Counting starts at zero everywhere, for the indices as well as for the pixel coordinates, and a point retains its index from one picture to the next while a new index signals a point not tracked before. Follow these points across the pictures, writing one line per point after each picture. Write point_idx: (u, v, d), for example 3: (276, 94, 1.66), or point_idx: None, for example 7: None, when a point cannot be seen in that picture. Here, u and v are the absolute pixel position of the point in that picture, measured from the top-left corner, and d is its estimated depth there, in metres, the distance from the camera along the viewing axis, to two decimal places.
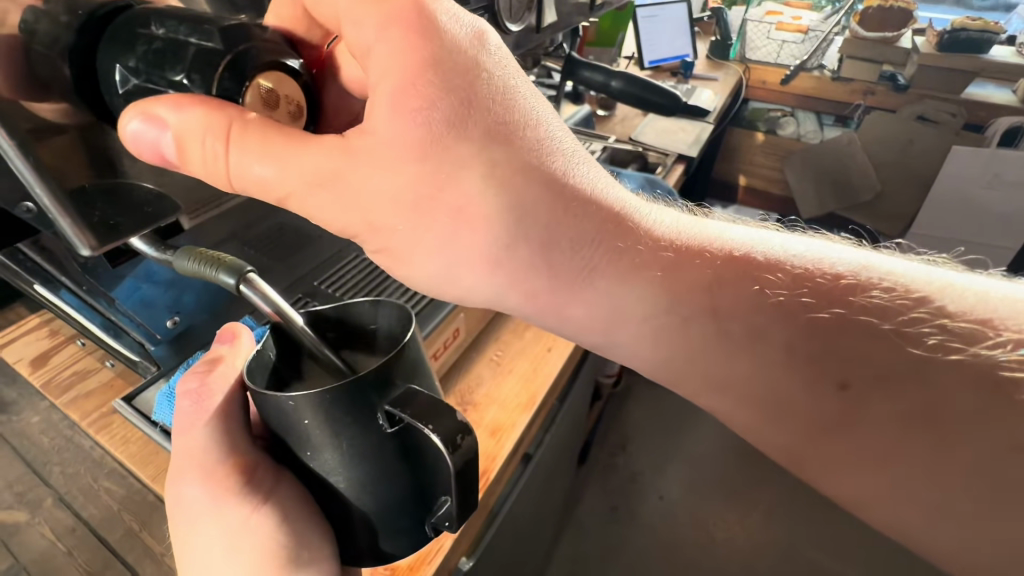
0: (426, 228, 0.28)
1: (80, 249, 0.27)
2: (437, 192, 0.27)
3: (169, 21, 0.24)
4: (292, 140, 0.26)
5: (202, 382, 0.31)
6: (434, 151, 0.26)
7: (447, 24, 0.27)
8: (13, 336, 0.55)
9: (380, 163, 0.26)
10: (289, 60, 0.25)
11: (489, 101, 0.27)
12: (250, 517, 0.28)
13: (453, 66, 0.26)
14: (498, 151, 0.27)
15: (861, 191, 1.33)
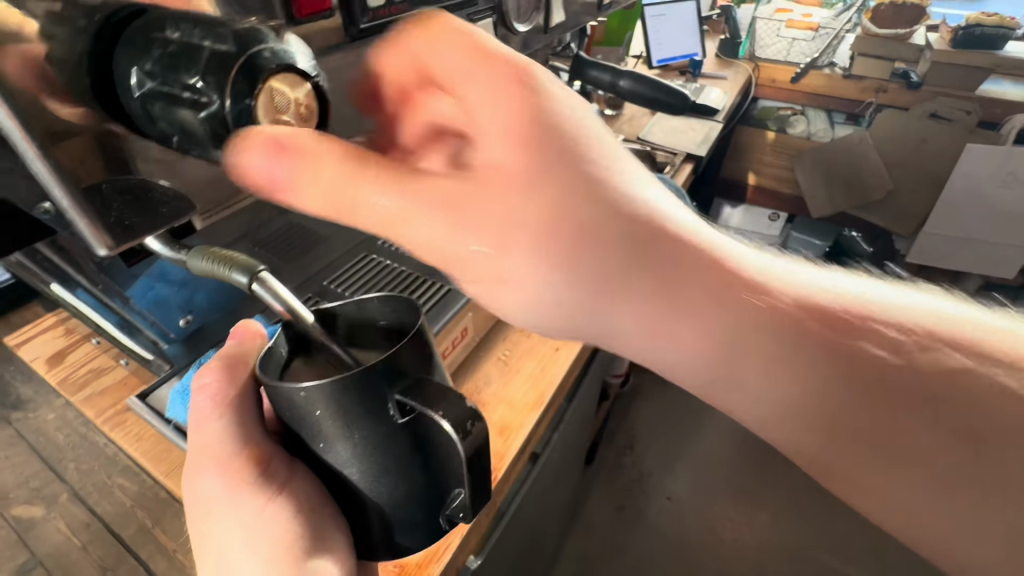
0: (500, 261, 0.24)
1: (97, 251, 0.25)
2: (521, 222, 0.24)
3: (186, 23, 0.21)
4: (357, 158, 0.22)
5: (216, 376, 0.32)
6: (528, 182, 0.23)
7: (549, 76, 0.25)
8: (31, 334, 0.56)
9: (464, 187, 0.23)
10: (300, 60, 0.21)
11: (593, 149, 0.25)
12: (266, 508, 0.29)
13: (552, 101, 0.25)
14: (596, 185, 0.24)
15: (873, 190, 1.31)
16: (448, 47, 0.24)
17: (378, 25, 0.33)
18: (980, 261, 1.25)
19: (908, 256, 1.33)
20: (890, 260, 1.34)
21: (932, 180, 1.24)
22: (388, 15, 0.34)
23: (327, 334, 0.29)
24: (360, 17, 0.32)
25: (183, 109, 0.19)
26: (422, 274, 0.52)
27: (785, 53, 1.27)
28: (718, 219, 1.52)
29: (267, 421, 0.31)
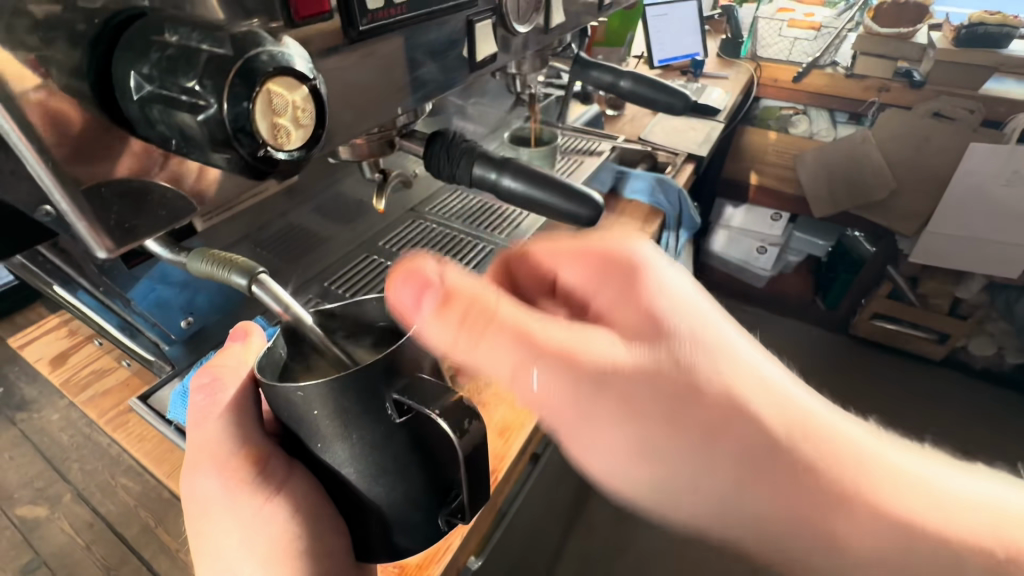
0: (609, 432, 0.27)
1: (95, 254, 0.22)
2: (643, 411, 0.26)
3: (184, 27, 0.19)
4: (521, 327, 0.26)
5: (215, 376, 0.32)
6: (660, 380, 0.27)
7: (645, 267, 0.32)
8: (34, 336, 0.56)
9: (599, 373, 0.26)
10: (299, 63, 0.19)
11: (683, 332, 0.28)
12: (264, 508, 0.29)
13: (702, 324, 0.29)
14: (726, 394, 0.27)
15: (875, 190, 1.26)
16: (575, 246, 0.34)
17: (378, 28, 0.29)
18: (985, 262, 1.21)
19: (911, 255, 1.28)
20: (892, 261, 1.34)
21: (935, 181, 1.20)
22: (388, 17, 0.30)
23: (325, 335, 0.29)
24: (359, 19, 0.28)
25: (180, 113, 0.18)
26: None
27: (787, 52, 1.29)
28: (720, 220, 1.52)
29: (266, 421, 0.31)
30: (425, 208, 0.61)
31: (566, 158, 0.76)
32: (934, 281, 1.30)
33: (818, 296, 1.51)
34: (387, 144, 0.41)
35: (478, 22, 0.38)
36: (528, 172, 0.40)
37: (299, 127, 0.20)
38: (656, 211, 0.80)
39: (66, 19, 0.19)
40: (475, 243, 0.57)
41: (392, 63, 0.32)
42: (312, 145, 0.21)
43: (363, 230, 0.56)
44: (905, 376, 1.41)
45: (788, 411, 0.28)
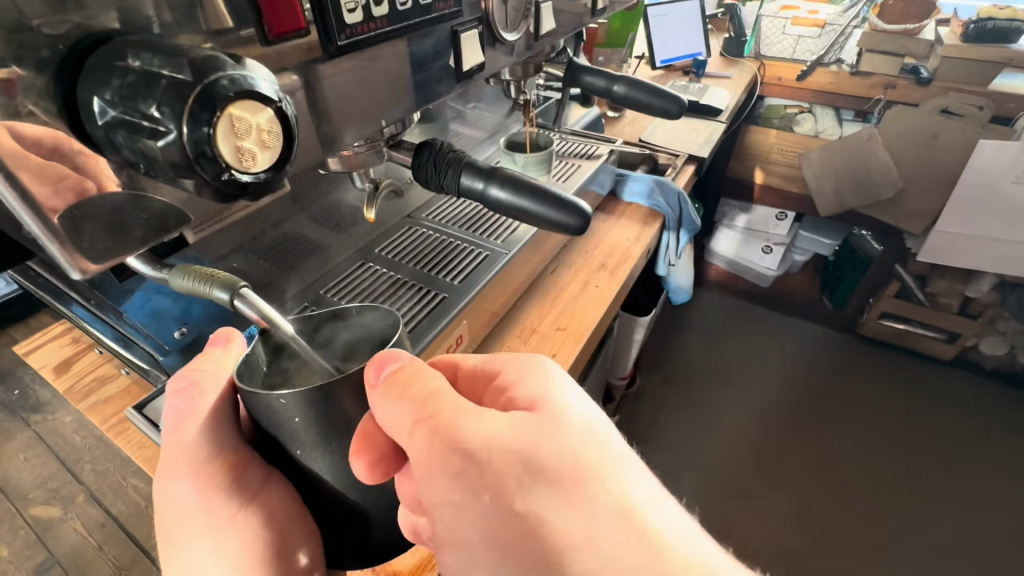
0: (479, 513, 0.26)
1: (72, 275, 0.23)
2: (519, 492, 0.26)
3: (147, 52, 0.19)
4: (434, 392, 0.28)
5: (193, 381, 0.31)
6: (538, 467, 0.27)
7: (559, 376, 0.33)
8: (40, 343, 0.58)
9: (490, 445, 0.27)
10: (263, 86, 0.19)
11: (567, 442, 0.29)
12: (236, 515, 0.30)
13: (594, 428, 0.30)
14: (603, 495, 0.27)
15: (881, 190, 1.24)
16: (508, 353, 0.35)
17: (356, 42, 0.30)
18: (996, 261, 1.19)
19: (919, 254, 1.26)
20: (901, 259, 1.31)
21: (943, 176, 1.17)
22: (369, 31, 0.30)
23: (306, 345, 0.29)
24: (338, 34, 0.28)
25: (143, 139, 0.18)
26: (419, 283, 0.52)
27: (790, 51, 1.28)
28: (725, 219, 1.52)
29: (243, 424, 0.31)
30: (421, 213, 0.62)
31: (561, 162, 0.74)
32: (943, 280, 1.26)
33: (826, 295, 1.51)
34: (377, 155, 0.40)
35: (463, 32, 0.38)
36: (517, 181, 0.40)
37: (265, 149, 0.19)
38: (655, 214, 0.80)
39: (32, 46, 0.19)
40: (470, 248, 0.57)
41: (373, 76, 0.32)
42: (281, 166, 0.21)
43: (355, 238, 0.57)
44: (916, 376, 1.38)
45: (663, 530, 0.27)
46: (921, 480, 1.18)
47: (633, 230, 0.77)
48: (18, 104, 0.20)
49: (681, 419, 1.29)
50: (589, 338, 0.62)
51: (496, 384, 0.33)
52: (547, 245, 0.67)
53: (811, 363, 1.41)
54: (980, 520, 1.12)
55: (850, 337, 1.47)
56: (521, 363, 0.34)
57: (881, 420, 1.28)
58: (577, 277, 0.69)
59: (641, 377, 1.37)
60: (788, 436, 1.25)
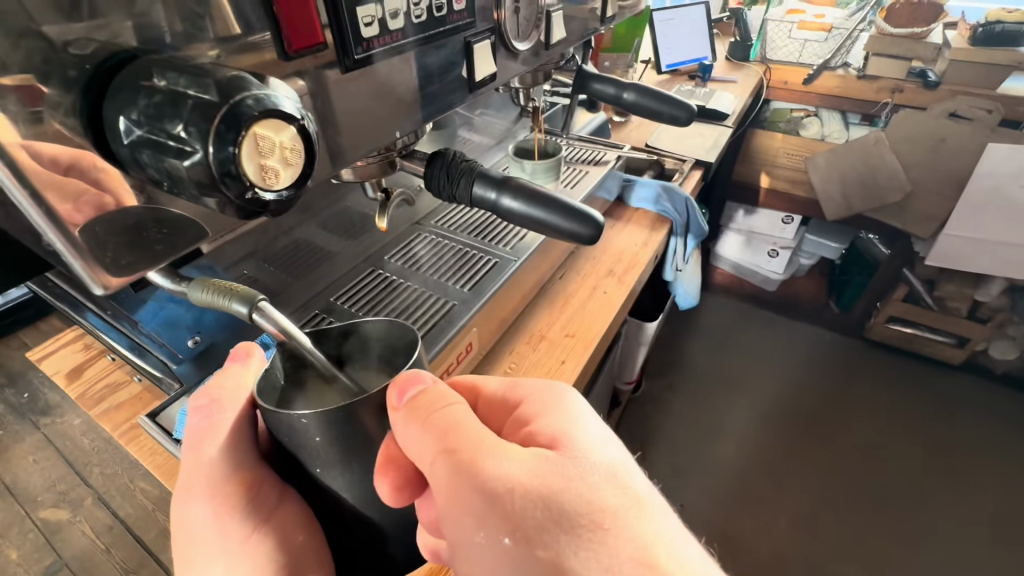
0: (498, 551, 0.26)
1: (93, 290, 0.23)
2: (539, 533, 0.26)
3: (172, 72, 0.19)
4: (457, 422, 0.28)
5: (213, 399, 0.31)
6: (561, 506, 0.27)
7: (583, 409, 0.33)
8: (51, 349, 0.58)
9: (512, 481, 0.27)
10: (286, 105, 0.19)
11: (591, 482, 0.28)
12: (249, 538, 0.31)
13: (618, 469, 0.30)
14: (624, 542, 0.27)
15: (891, 193, 1.24)
16: (531, 381, 0.35)
17: (372, 56, 0.30)
18: (1005, 266, 1.18)
19: (927, 258, 1.25)
20: (908, 263, 1.31)
21: (951, 180, 1.16)
22: (384, 44, 0.31)
23: (323, 359, 0.29)
24: (355, 48, 0.29)
25: (169, 158, 0.18)
26: (428, 292, 0.53)
27: (796, 55, 1.28)
28: (730, 223, 1.52)
29: (261, 440, 0.32)
30: (429, 221, 0.62)
31: (569, 168, 0.74)
32: (952, 284, 1.27)
33: (832, 299, 1.50)
34: (389, 165, 0.41)
35: (475, 44, 0.38)
36: (529, 190, 0.41)
37: (287, 166, 0.20)
38: (662, 220, 0.80)
39: (57, 66, 0.20)
40: (480, 256, 0.57)
41: (387, 88, 0.32)
42: (302, 182, 0.21)
43: (364, 246, 0.57)
44: (925, 381, 1.37)
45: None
46: (930, 485, 1.17)
47: (641, 236, 0.77)
48: (41, 114, 0.20)
49: (687, 423, 1.28)
50: (597, 345, 0.62)
51: (518, 413, 0.33)
52: (555, 251, 0.67)
53: (818, 367, 1.40)
54: (990, 525, 1.11)
55: (857, 341, 1.46)
56: (545, 394, 0.34)
57: (890, 425, 1.27)
58: (585, 283, 0.69)
59: (646, 382, 1.36)
60: (796, 442, 1.24)
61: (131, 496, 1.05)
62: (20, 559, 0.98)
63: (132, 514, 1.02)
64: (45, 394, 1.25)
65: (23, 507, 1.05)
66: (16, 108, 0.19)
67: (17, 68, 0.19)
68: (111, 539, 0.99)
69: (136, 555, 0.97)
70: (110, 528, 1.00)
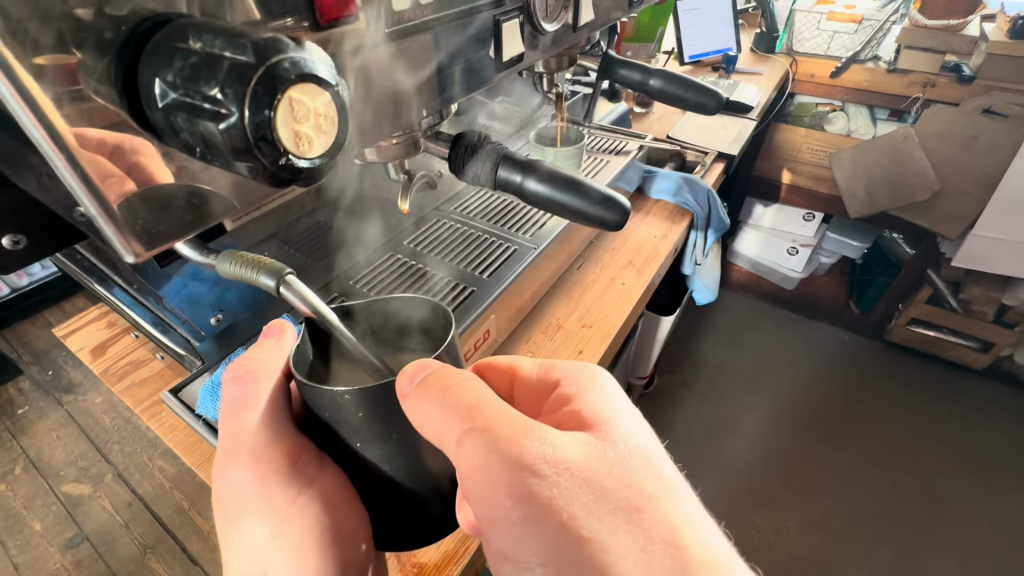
0: (535, 532, 0.26)
1: (124, 258, 0.23)
2: (578, 514, 0.26)
3: (207, 34, 0.18)
4: (486, 403, 0.27)
5: (248, 369, 0.31)
6: (598, 488, 0.27)
7: (616, 395, 0.33)
8: (77, 326, 0.59)
9: (550, 461, 0.26)
10: (322, 71, 0.19)
11: (625, 466, 0.28)
12: (294, 501, 0.31)
13: (652, 454, 0.30)
14: (658, 523, 0.27)
15: (915, 192, 1.19)
16: (562, 366, 0.34)
17: (403, 29, 0.30)
18: None
19: (954, 259, 1.20)
20: (933, 264, 1.27)
21: (982, 178, 1.12)
22: (414, 18, 0.31)
23: (351, 336, 0.29)
24: (387, 21, 0.29)
25: (204, 121, 0.17)
26: (449, 278, 0.52)
27: (825, 46, 1.26)
28: (750, 219, 1.49)
29: (296, 411, 0.31)
30: (449, 207, 0.62)
31: (591, 157, 0.73)
32: (978, 287, 1.22)
33: (852, 300, 1.48)
34: (413, 146, 0.40)
35: (504, 22, 0.37)
36: (555, 175, 0.40)
37: (321, 133, 0.19)
38: (682, 213, 0.79)
39: (95, 28, 0.20)
40: (500, 243, 0.57)
41: (415, 64, 0.32)
42: (333, 152, 0.21)
43: (385, 230, 0.57)
44: (949, 387, 1.33)
45: (721, 561, 0.27)
46: (949, 492, 1.14)
47: (660, 228, 0.76)
48: (81, 91, 0.20)
49: (700, 420, 1.27)
50: (615, 337, 0.61)
51: (554, 397, 0.33)
52: (575, 241, 0.66)
53: (837, 367, 1.37)
54: (1010, 535, 1.08)
55: (876, 343, 1.42)
56: (579, 376, 0.33)
57: (911, 431, 1.24)
58: (604, 275, 0.69)
59: (658, 377, 1.35)
60: (811, 443, 1.22)
61: (150, 474, 1.08)
62: (43, 531, 1.01)
63: (150, 491, 1.05)
64: (68, 372, 1.29)
65: (47, 481, 1.08)
66: (54, 87, 0.19)
67: (53, 47, 0.19)
68: (129, 515, 1.02)
69: (154, 532, 0.99)
70: (129, 505, 1.03)
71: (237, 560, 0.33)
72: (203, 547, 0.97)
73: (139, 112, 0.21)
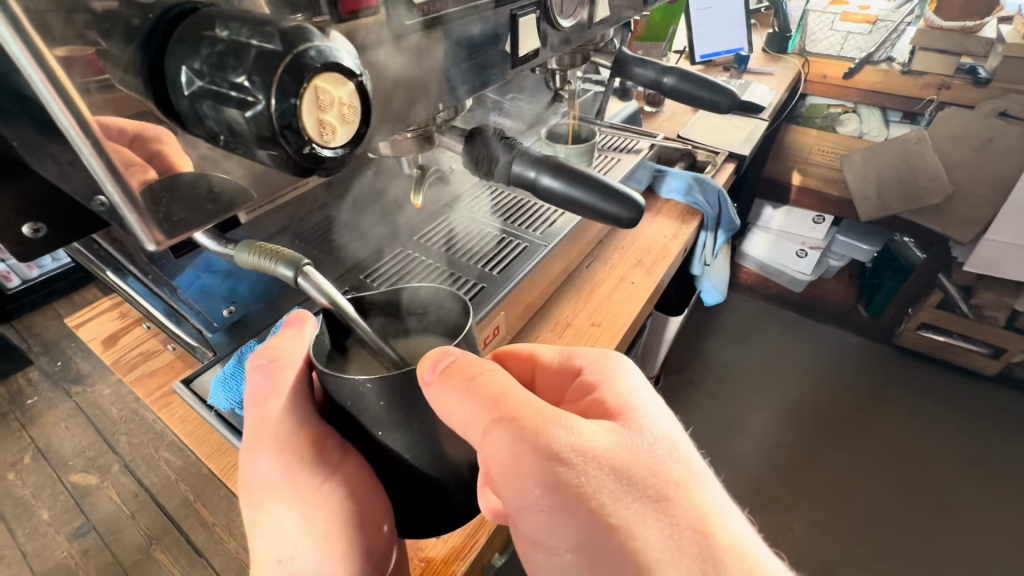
0: (564, 520, 0.26)
1: (145, 246, 0.23)
2: (606, 502, 0.26)
3: (234, 21, 0.18)
4: (509, 391, 0.27)
5: (272, 358, 0.31)
6: (626, 477, 0.27)
7: (639, 382, 0.33)
8: (90, 316, 0.60)
9: (578, 449, 0.26)
10: (345, 60, 0.18)
11: (652, 453, 0.28)
12: (321, 488, 0.30)
13: (678, 442, 0.30)
14: (687, 511, 0.27)
15: (928, 194, 1.17)
16: (584, 354, 0.34)
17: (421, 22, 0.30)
18: None
19: (966, 264, 1.17)
20: (945, 268, 1.25)
21: (997, 181, 1.10)
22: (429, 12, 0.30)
23: (366, 328, 0.29)
24: (405, 13, 0.29)
25: (229, 109, 0.17)
26: (461, 274, 0.52)
27: (838, 47, 1.25)
28: (758, 221, 1.49)
29: (319, 399, 0.31)
30: (460, 203, 0.62)
31: (602, 155, 0.73)
32: (991, 293, 1.19)
33: (861, 304, 1.46)
34: (426, 142, 0.40)
35: (522, 17, 0.37)
36: (569, 171, 0.40)
37: (344, 123, 0.19)
38: (693, 212, 0.79)
39: (123, 16, 0.20)
40: (511, 240, 0.57)
41: (427, 57, 0.32)
42: (356, 142, 0.21)
43: (397, 225, 0.57)
44: (960, 393, 1.31)
45: (750, 549, 0.27)
46: (958, 500, 1.13)
47: (670, 228, 0.76)
48: (108, 81, 0.20)
49: (706, 421, 1.27)
50: (623, 336, 0.61)
51: (576, 385, 0.33)
52: (584, 239, 0.66)
53: (845, 371, 1.36)
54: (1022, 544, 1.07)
55: (886, 348, 1.41)
56: (601, 364, 0.33)
57: (920, 437, 1.23)
58: (613, 273, 0.68)
59: (664, 378, 1.35)
60: (817, 448, 1.21)
61: (156, 466, 1.07)
62: (51, 520, 1.02)
63: (156, 483, 1.05)
64: (77, 363, 1.30)
65: (56, 470, 1.09)
66: (81, 78, 0.19)
67: (82, 35, 0.19)
68: (136, 506, 1.02)
69: (159, 523, 1.00)
70: (136, 496, 1.04)
71: (265, 543, 0.33)
72: (209, 539, 0.98)
73: (164, 100, 0.21)
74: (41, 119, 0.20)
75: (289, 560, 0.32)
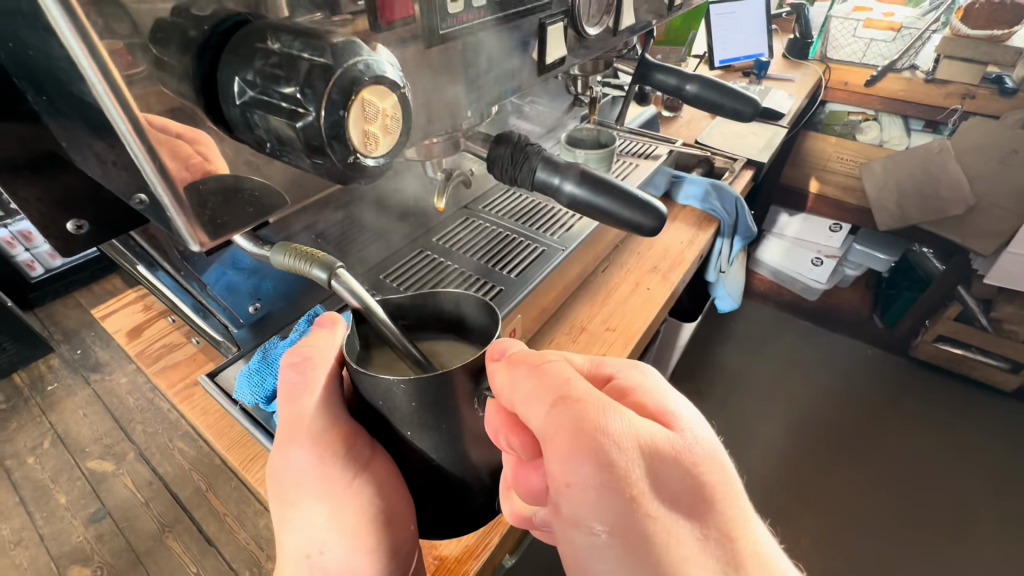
0: (609, 501, 0.26)
1: (189, 247, 0.24)
2: (648, 492, 0.26)
3: (286, 35, 0.19)
4: (565, 377, 0.28)
5: (306, 356, 0.31)
6: (669, 471, 0.27)
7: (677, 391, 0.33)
8: (114, 308, 0.61)
9: (626, 436, 0.27)
10: (391, 75, 0.19)
11: (694, 455, 0.28)
12: (351, 484, 0.31)
13: (716, 445, 0.30)
14: (718, 512, 0.28)
15: (949, 205, 1.16)
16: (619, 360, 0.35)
17: (454, 31, 0.30)
18: None
19: (985, 276, 1.13)
20: (964, 280, 1.23)
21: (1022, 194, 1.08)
22: (465, 22, 0.31)
23: (393, 329, 0.29)
24: (440, 24, 0.29)
25: (278, 118, 0.18)
26: (478, 276, 0.53)
27: (860, 54, 1.24)
28: (774, 228, 1.48)
29: (349, 398, 0.31)
30: (479, 205, 0.62)
31: (620, 160, 0.73)
32: (1011, 306, 1.15)
33: (877, 314, 1.45)
34: (452, 146, 0.41)
35: (550, 26, 0.38)
36: (594, 179, 0.40)
37: (387, 134, 0.20)
38: (709, 219, 0.78)
39: (179, 27, 0.21)
40: (529, 243, 0.57)
41: (457, 64, 0.33)
42: (396, 151, 0.21)
43: (416, 226, 0.57)
44: (978, 408, 1.29)
45: (772, 557, 0.28)
46: (974, 517, 1.11)
47: (687, 234, 0.76)
48: (162, 89, 0.21)
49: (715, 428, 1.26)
50: (636, 342, 0.61)
51: (611, 387, 0.33)
52: (601, 244, 0.66)
53: (860, 381, 1.34)
54: None
55: (902, 360, 1.38)
56: (637, 369, 0.34)
57: (935, 451, 1.21)
58: (628, 278, 0.68)
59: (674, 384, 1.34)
60: (829, 459, 1.20)
61: (170, 455, 1.10)
62: (68, 504, 1.05)
63: (170, 472, 1.07)
64: (96, 352, 1.33)
65: (73, 456, 1.12)
66: (142, 87, 0.20)
67: (131, 37, 0.20)
68: (150, 494, 1.04)
69: (173, 511, 1.01)
70: (150, 484, 1.05)
71: (294, 535, 0.34)
72: (219, 529, 0.99)
73: (215, 109, 0.22)
74: (97, 123, 0.21)
75: (317, 555, 0.33)
